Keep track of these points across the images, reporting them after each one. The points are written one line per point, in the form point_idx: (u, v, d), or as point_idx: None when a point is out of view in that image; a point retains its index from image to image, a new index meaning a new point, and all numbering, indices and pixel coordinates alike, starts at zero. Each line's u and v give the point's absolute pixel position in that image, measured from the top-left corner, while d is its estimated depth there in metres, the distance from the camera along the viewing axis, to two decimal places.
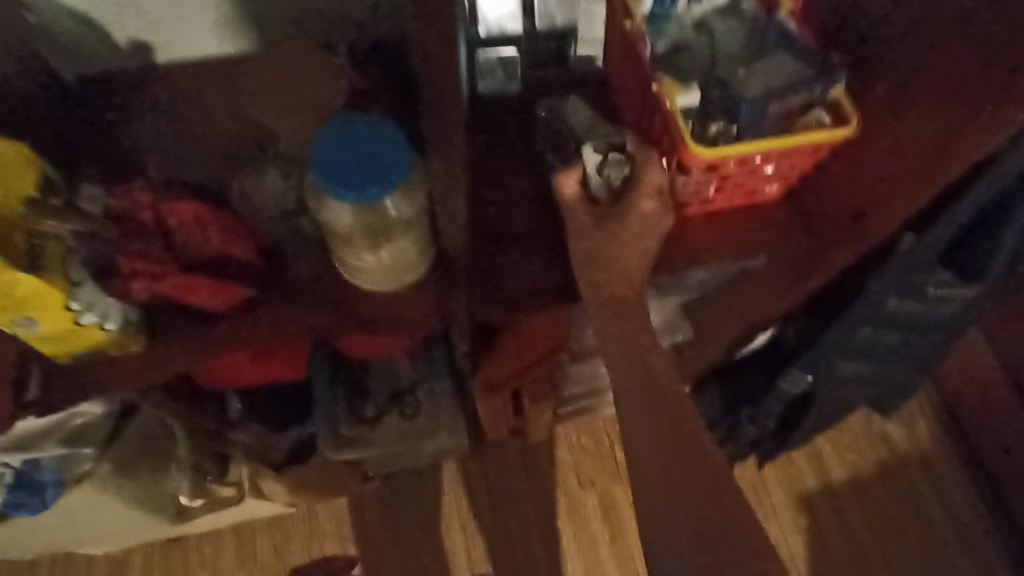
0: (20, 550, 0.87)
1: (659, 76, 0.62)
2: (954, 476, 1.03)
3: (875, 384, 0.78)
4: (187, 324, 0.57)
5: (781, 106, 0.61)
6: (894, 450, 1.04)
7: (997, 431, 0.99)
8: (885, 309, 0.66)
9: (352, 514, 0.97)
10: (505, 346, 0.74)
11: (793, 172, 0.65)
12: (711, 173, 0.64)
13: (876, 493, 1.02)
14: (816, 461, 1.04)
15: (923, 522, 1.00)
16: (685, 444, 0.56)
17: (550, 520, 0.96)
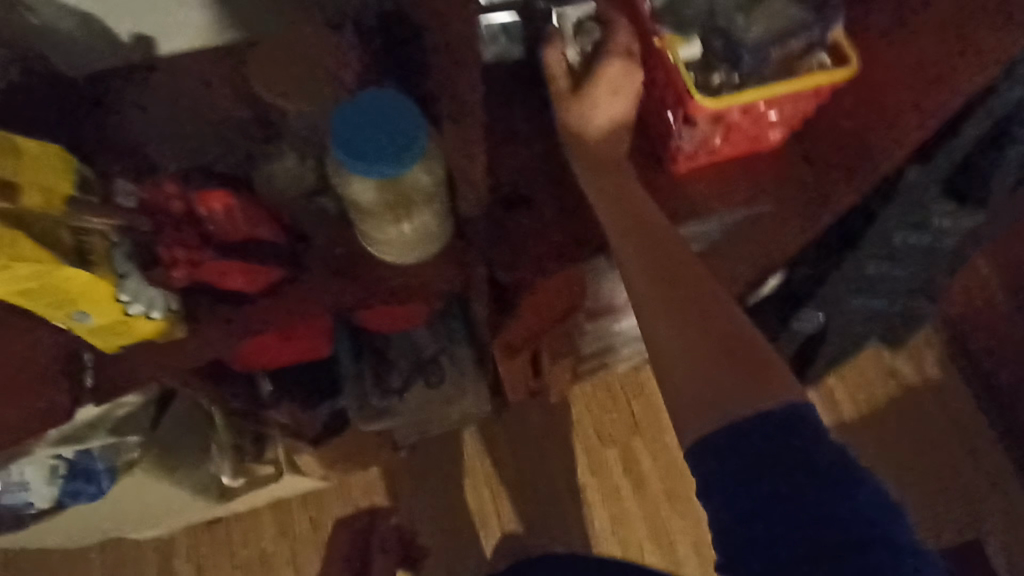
0: (88, 531, 1.05)
1: (660, 29, 0.61)
2: (957, 394, 1.20)
3: (875, 316, 0.84)
4: (222, 307, 0.62)
5: (783, 51, 0.59)
6: (904, 380, 1.20)
7: (1001, 351, 1.14)
8: (893, 244, 0.71)
9: (385, 477, 1.27)
10: (520, 316, 0.89)
11: (799, 115, 0.65)
12: (718, 124, 0.63)
13: (886, 421, 1.19)
14: (828, 398, 1.20)
15: (928, 437, 1.17)
16: (680, 285, 0.57)
17: (573, 459, 1.28)
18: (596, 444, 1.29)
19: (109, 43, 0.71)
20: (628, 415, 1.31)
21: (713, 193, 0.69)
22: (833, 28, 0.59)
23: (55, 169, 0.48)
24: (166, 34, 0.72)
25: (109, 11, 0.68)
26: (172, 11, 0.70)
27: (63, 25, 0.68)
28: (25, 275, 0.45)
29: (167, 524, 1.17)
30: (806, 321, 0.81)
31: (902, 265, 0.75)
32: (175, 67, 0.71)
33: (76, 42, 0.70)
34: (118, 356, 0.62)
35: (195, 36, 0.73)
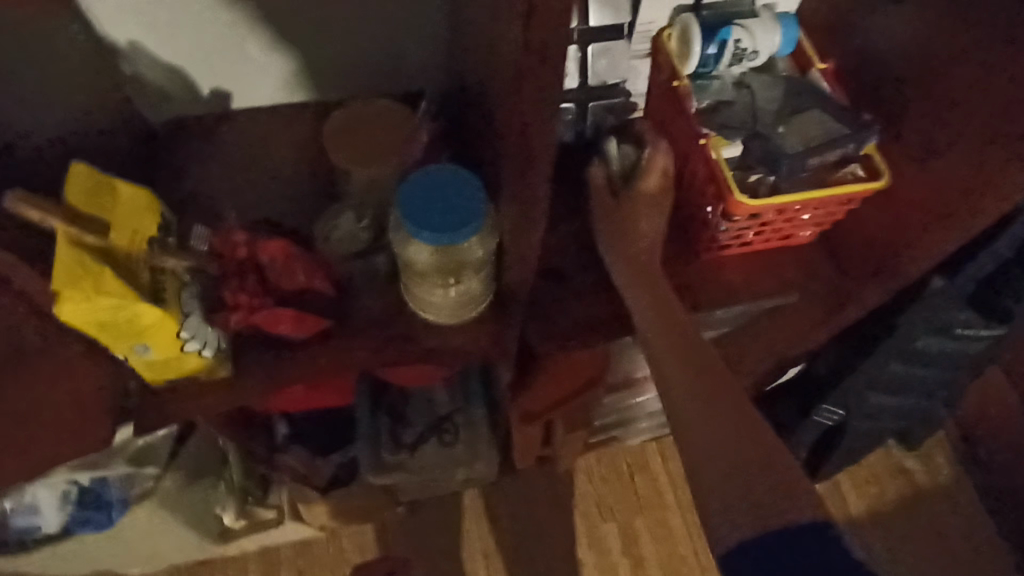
0: (81, 564, 1.03)
1: (706, 130, 0.66)
2: (966, 501, 1.18)
3: (896, 416, 0.84)
4: (268, 351, 0.65)
5: (820, 160, 0.63)
6: (912, 481, 1.20)
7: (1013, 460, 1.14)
8: (914, 347, 0.73)
9: (379, 534, 1.24)
10: (541, 383, 0.90)
11: (829, 219, 0.69)
12: (754, 221, 0.67)
13: (894, 522, 1.17)
14: (836, 493, 1.19)
15: (936, 543, 1.15)
16: (710, 382, 0.61)
17: (573, 532, 1.26)
18: (599, 521, 1.27)
19: (189, 95, 0.76)
20: (632, 492, 1.29)
21: (743, 283, 0.72)
22: (866, 142, 0.63)
23: (140, 212, 0.52)
24: (242, 92, 0.78)
25: (195, 67, 0.74)
26: (253, 73, 0.76)
27: (152, 76, 0.73)
28: (100, 310, 0.48)
29: (158, 563, 1.14)
30: (827, 416, 0.83)
31: (924, 368, 0.76)
32: (247, 122, 0.77)
33: (161, 92, 0.75)
34: (162, 390, 0.64)
35: (266, 95, 0.79)
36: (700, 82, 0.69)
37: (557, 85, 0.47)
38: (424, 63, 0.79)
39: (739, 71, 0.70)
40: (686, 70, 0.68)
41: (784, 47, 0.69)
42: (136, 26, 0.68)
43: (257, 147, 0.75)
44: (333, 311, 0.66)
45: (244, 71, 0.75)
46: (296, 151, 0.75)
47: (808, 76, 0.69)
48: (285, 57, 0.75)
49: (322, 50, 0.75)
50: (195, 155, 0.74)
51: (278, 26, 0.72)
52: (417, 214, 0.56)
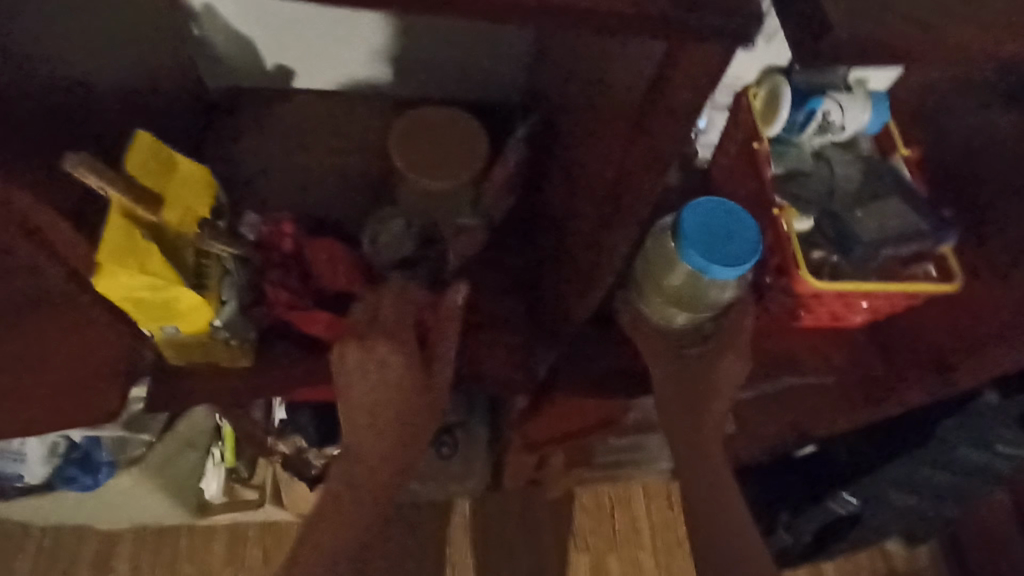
0: (43, 514, 1.01)
1: (780, 200, 0.64)
2: None
3: (907, 517, 0.82)
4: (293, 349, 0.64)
5: (894, 253, 0.60)
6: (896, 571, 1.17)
7: None
8: (949, 454, 0.72)
9: None
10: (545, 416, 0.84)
11: (888, 309, 0.67)
12: (811, 301, 0.64)
13: None
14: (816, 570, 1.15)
15: None
16: None
17: None
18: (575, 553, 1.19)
19: (255, 67, 0.75)
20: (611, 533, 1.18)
21: (787, 357, 0.70)
22: (944, 243, 0.60)
23: (195, 188, 0.50)
24: (306, 72, 0.76)
25: (268, 41, 0.72)
26: (324, 59, 0.75)
27: (221, 43, 0.72)
28: (138, 288, 0.46)
29: (123, 522, 1.10)
30: (842, 505, 0.79)
31: (955, 476, 0.74)
32: (309, 106, 0.75)
33: (226, 60, 0.73)
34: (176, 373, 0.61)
35: (330, 79, 0.77)
36: (779, 147, 0.67)
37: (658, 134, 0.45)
38: (494, 74, 0.78)
39: (820, 142, 0.68)
40: (769, 132, 0.65)
41: (871, 125, 0.67)
42: None
43: (313, 133, 0.74)
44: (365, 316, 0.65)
45: (312, 53, 0.74)
46: (354, 141, 0.74)
47: (889, 159, 0.67)
48: (357, 47, 0.74)
49: (399, 47, 0.74)
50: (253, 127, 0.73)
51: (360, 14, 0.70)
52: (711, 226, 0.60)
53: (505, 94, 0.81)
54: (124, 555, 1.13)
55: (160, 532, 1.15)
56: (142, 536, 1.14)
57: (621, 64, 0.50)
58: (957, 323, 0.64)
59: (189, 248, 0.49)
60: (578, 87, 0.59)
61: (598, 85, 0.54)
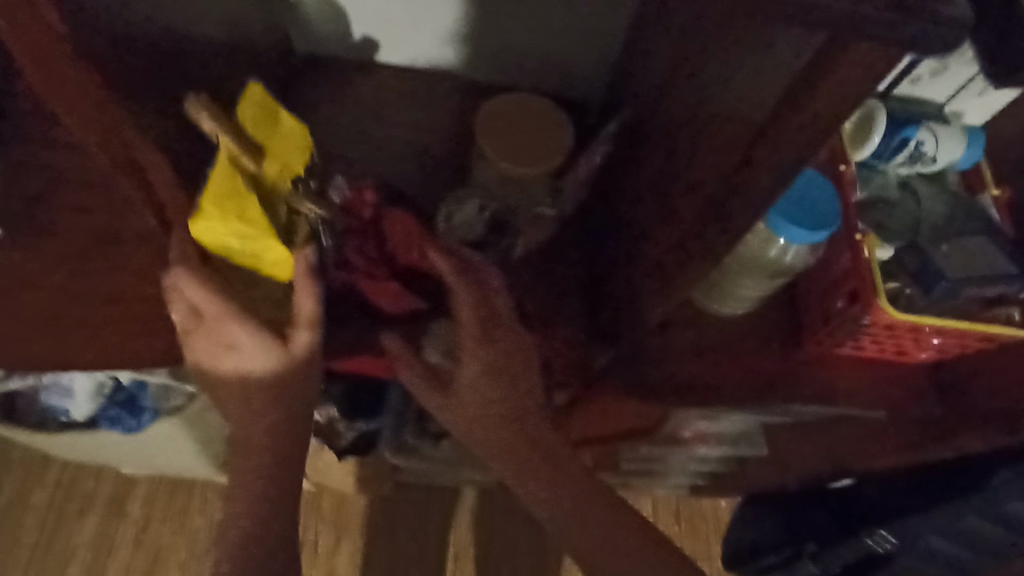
0: (76, 450, 1.02)
1: (863, 226, 0.62)
2: None
3: None
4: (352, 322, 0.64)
5: (977, 293, 0.58)
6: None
7: None
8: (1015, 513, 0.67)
9: (368, 515, 1.17)
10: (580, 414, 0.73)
11: (956, 349, 0.65)
12: (880, 332, 0.63)
13: None
14: None
15: None
16: None
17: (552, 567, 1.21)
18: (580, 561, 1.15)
19: (341, 37, 0.75)
20: None
21: (844, 388, 0.68)
22: None
23: (297, 145, 0.51)
24: (390, 46, 0.75)
25: (360, 13, 0.72)
26: (411, 37, 0.74)
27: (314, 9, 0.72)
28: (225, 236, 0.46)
29: (145, 469, 1.11)
30: (880, 543, 0.76)
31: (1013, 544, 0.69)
32: (390, 81, 0.76)
33: (316, 25, 0.73)
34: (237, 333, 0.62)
35: (413, 55, 0.76)
36: (865, 171, 0.66)
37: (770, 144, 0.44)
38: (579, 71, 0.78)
39: (906, 172, 0.66)
40: (858, 155, 0.64)
41: (963, 161, 0.65)
42: None
43: (391, 108, 0.74)
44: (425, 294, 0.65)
45: (400, 27, 0.73)
46: (429, 120, 0.74)
47: (978, 197, 0.65)
48: (445, 26, 0.73)
49: (491, 36, 0.74)
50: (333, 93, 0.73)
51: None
52: (805, 199, 0.58)
53: (583, 91, 0.80)
54: (140, 500, 1.15)
55: (176, 482, 1.16)
56: (159, 484, 1.16)
57: (735, 68, 0.49)
58: None
59: (282, 203, 0.49)
60: (675, 90, 0.59)
61: (702, 88, 0.53)
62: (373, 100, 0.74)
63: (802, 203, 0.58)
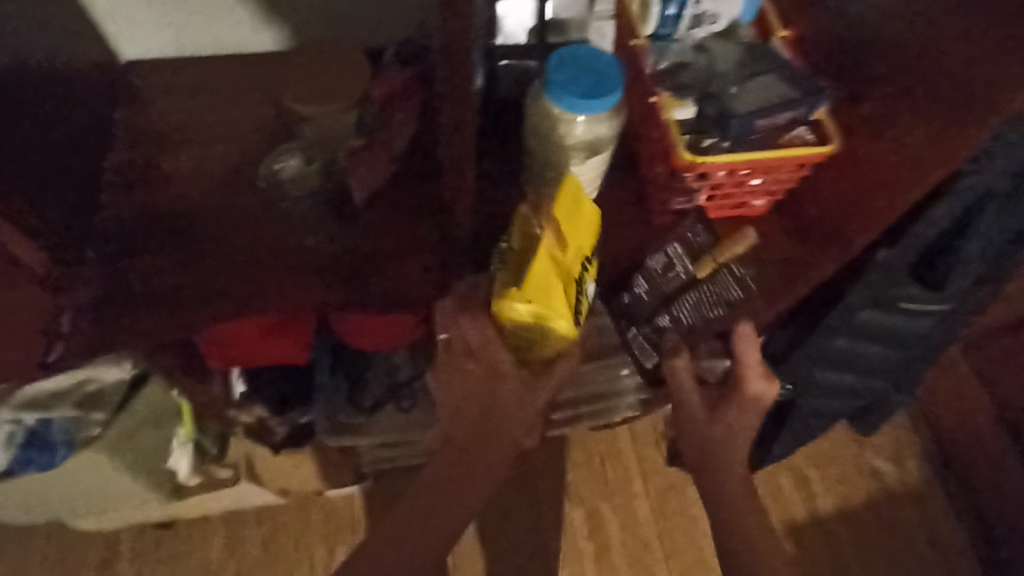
0: (28, 515, 1.03)
1: (660, 90, 0.66)
2: (941, 512, 1.20)
3: (850, 393, 0.83)
4: (213, 304, 0.69)
5: (770, 121, 0.63)
6: (884, 485, 1.22)
7: (995, 482, 1.14)
8: (859, 323, 0.70)
9: (348, 511, 1.19)
10: None
11: (781, 188, 0.70)
12: (704, 182, 0.67)
13: (863, 522, 1.19)
14: (805, 490, 1.21)
15: (905, 545, 1.17)
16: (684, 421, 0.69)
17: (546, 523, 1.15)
18: (569, 508, 1.17)
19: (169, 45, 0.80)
20: (602, 484, 1.18)
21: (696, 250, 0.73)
22: (817, 107, 0.63)
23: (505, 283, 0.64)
24: (127, 40, 0.78)
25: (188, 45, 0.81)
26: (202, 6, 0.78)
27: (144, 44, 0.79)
28: (541, 281, 0.57)
29: (113, 521, 1.11)
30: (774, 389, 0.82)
31: (872, 343, 0.73)
32: (209, 69, 0.80)
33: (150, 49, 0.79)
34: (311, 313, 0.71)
35: (180, 48, 0.81)
36: (660, 43, 0.69)
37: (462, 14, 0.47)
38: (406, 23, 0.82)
39: (700, 35, 0.69)
40: (645, 30, 0.67)
41: (744, 13, 0.69)
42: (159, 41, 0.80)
43: (215, 95, 0.78)
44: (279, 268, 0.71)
45: (165, 24, 0.78)
46: (255, 99, 0.78)
47: (769, 43, 0.69)
48: (253, 41, 0.82)
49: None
50: (143, 103, 0.77)
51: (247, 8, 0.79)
52: (585, 79, 0.61)
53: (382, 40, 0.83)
54: (125, 554, 1.15)
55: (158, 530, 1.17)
56: (142, 536, 1.16)
57: None
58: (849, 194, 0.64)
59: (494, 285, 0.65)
60: None
61: None
62: (197, 94, 0.78)
63: (583, 84, 0.61)
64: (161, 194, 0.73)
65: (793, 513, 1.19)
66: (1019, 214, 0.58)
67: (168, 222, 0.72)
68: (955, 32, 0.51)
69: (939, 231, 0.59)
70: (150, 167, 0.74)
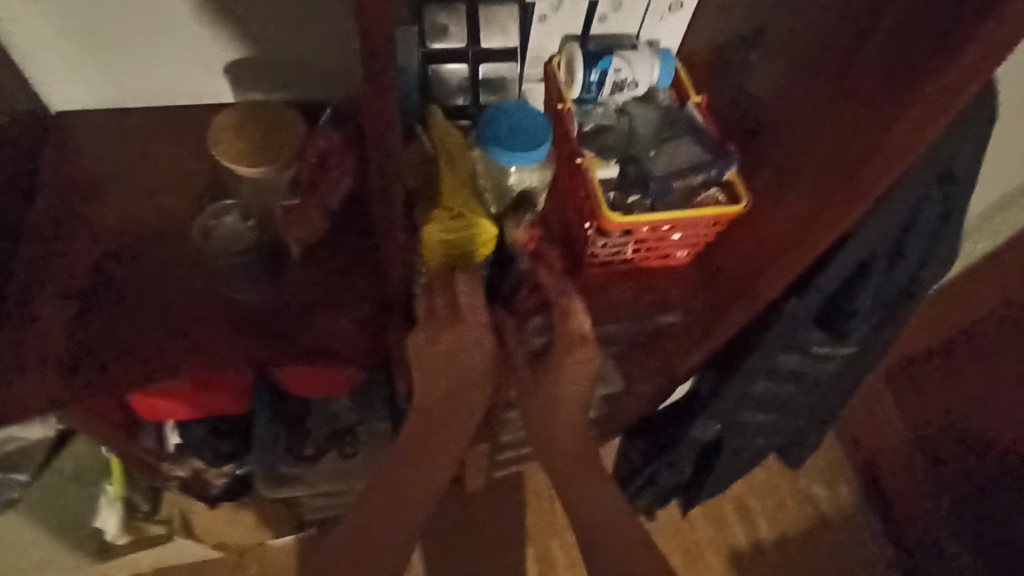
0: None
1: (584, 151, 0.70)
2: (864, 525, 1.30)
3: (773, 431, 0.88)
4: (137, 365, 0.68)
5: (684, 183, 0.68)
6: (819, 508, 1.30)
7: (915, 498, 1.24)
8: (775, 367, 0.76)
9: (289, 559, 1.16)
10: None
11: (702, 240, 0.74)
12: (628, 238, 0.71)
13: (796, 544, 1.26)
14: (744, 514, 1.28)
15: (835, 560, 1.26)
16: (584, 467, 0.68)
17: (494, 562, 1.16)
18: (519, 547, 1.17)
19: (99, 95, 0.79)
20: (549, 520, 1.20)
21: (624, 298, 0.77)
22: (727, 169, 0.68)
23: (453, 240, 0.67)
24: (59, 93, 0.77)
25: (123, 96, 0.79)
26: (137, 64, 0.76)
27: (76, 96, 0.78)
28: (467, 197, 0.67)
29: None
30: (705, 432, 0.86)
31: (786, 385, 0.79)
32: (137, 119, 0.80)
33: (79, 94, 0.78)
34: (268, 342, 0.70)
35: (112, 100, 0.79)
36: (585, 107, 0.73)
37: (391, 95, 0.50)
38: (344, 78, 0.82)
39: (621, 100, 0.74)
40: (571, 95, 0.72)
41: (661, 79, 0.74)
42: (89, 93, 0.78)
43: (144, 146, 0.78)
44: (208, 326, 0.70)
45: (95, 78, 0.77)
46: (187, 153, 0.78)
47: (684, 107, 0.74)
48: (194, 99, 0.81)
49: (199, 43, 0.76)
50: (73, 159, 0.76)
51: (183, 67, 0.77)
52: (517, 124, 0.66)
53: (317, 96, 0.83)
54: None
55: None
56: None
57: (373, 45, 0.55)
58: (759, 248, 0.69)
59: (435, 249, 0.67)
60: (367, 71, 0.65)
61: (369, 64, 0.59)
62: (125, 147, 0.78)
63: (512, 132, 0.65)
64: (87, 247, 0.72)
65: (735, 539, 1.25)
66: (901, 272, 0.65)
67: (94, 281, 0.70)
68: (830, 115, 0.58)
69: (837, 283, 0.65)
70: (82, 225, 0.73)
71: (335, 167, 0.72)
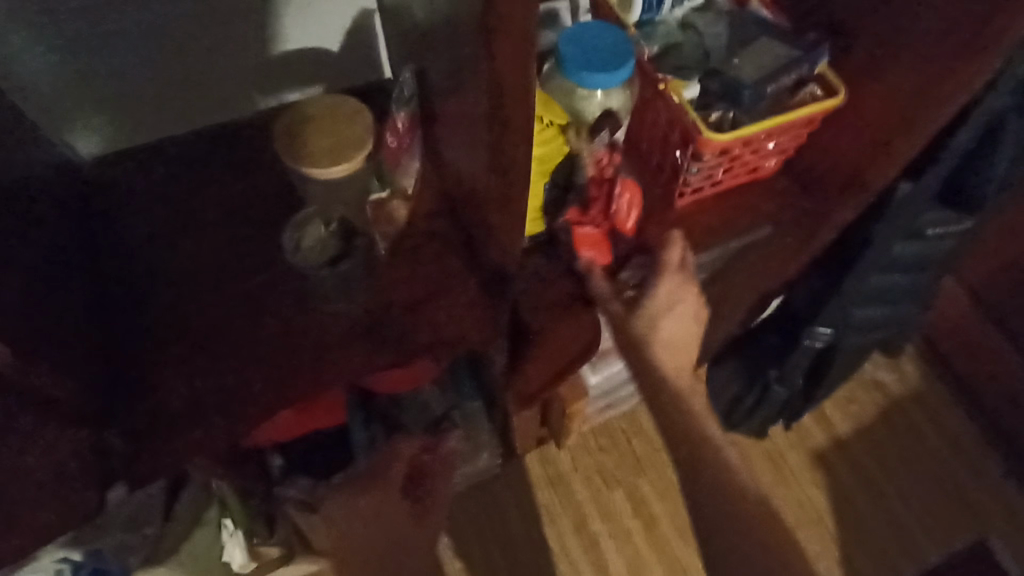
0: None
1: (663, 76, 0.65)
2: (948, 408, 1.19)
3: (882, 325, 0.85)
4: (252, 389, 0.65)
5: (777, 85, 0.64)
6: (889, 394, 1.20)
7: (989, 366, 1.12)
8: (892, 257, 0.73)
9: None
10: (545, 350, 0.73)
11: (793, 143, 0.71)
12: (723, 158, 0.67)
13: (878, 435, 1.17)
14: (821, 419, 1.17)
15: (925, 446, 1.16)
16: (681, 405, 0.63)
17: (586, 522, 1.09)
18: (609, 497, 1.10)
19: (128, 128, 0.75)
20: (636, 463, 1.13)
21: (718, 220, 0.73)
22: (818, 62, 0.64)
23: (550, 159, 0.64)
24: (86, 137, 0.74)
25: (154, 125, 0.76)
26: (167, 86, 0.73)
27: (105, 133, 0.75)
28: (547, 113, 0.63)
29: None
30: (817, 338, 0.83)
31: (904, 273, 0.76)
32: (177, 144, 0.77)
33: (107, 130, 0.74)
34: (378, 343, 0.67)
35: (141, 132, 0.76)
36: (647, 28, 0.69)
37: (505, 35, 0.47)
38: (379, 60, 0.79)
39: (680, 13, 0.70)
40: (631, 18, 0.68)
41: None
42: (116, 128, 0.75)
43: (193, 170, 0.75)
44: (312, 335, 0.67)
45: (123, 110, 0.73)
46: (239, 168, 0.75)
47: (748, 7, 0.70)
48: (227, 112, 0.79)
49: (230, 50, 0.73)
50: (123, 198, 0.73)
51: (206, 75, 0.74)
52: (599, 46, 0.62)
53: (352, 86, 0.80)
54: None
55: None
56: None
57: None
58: (865, 133, 0.66)
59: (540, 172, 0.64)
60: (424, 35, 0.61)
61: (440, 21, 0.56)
62: (175, 174, 0.75)
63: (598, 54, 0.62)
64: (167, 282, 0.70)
65: (815, 441, 1.16)
66: None
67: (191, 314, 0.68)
68: None
69: (965, 151, 0.62)
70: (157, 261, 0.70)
71: (406, 151, 0.69)
